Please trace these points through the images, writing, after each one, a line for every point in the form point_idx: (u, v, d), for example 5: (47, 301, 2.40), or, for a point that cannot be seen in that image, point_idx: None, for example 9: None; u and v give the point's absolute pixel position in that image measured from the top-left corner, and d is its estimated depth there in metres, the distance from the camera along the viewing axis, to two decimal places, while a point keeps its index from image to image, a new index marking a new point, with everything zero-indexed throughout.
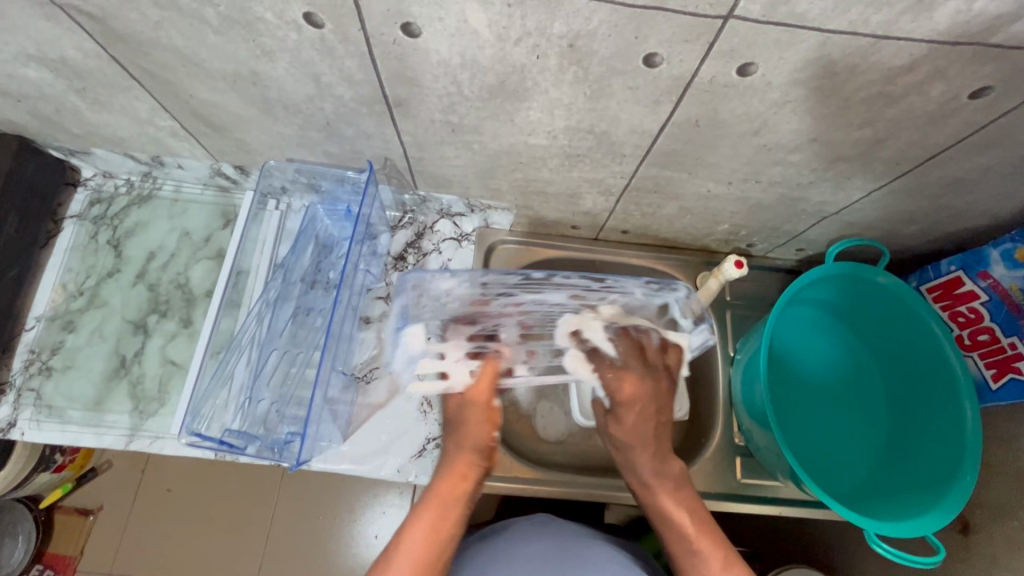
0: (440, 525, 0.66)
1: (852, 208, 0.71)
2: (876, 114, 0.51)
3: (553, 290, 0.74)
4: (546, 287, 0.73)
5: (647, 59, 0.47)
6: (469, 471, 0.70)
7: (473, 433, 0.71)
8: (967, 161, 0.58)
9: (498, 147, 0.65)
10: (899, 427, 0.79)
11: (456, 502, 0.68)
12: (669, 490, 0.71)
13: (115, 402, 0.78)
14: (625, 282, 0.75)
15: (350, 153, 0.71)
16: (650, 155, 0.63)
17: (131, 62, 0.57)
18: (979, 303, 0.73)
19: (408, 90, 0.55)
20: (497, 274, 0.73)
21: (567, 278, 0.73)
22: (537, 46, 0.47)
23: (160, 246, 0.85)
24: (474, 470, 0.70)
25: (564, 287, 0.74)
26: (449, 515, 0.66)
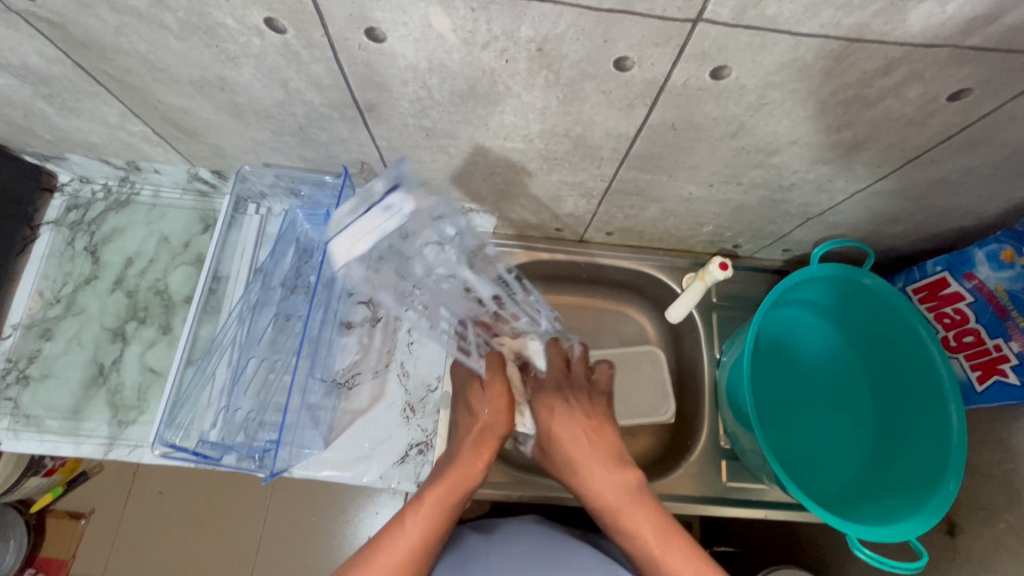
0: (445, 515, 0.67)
1: (835, 210, 0.70)
2: (854, 116, 0.50)
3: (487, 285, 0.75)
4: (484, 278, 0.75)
5: (618, 63, 0.46)
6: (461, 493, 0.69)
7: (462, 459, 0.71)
8: (949, 162, 0.57)
9: (474, 151, 0.64)
10: (885, 428, 0.78)
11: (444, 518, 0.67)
12: (633, 507, 0.68)
13: (94, 410, 0.77)
14: (538, 310, 0.85)
15: (326, 157, 0.70)
16: (629, 158, 0.62)
17: (95, 68, 0.56)
18: (964, 304, 0.72)
19: (379, 95, 0.54)
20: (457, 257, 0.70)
21: (500, 279, 0.79)
22: (505, 50, 0.46)
23: (138, 252, 0.84)
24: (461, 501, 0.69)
25: (496, 284, 0.76)
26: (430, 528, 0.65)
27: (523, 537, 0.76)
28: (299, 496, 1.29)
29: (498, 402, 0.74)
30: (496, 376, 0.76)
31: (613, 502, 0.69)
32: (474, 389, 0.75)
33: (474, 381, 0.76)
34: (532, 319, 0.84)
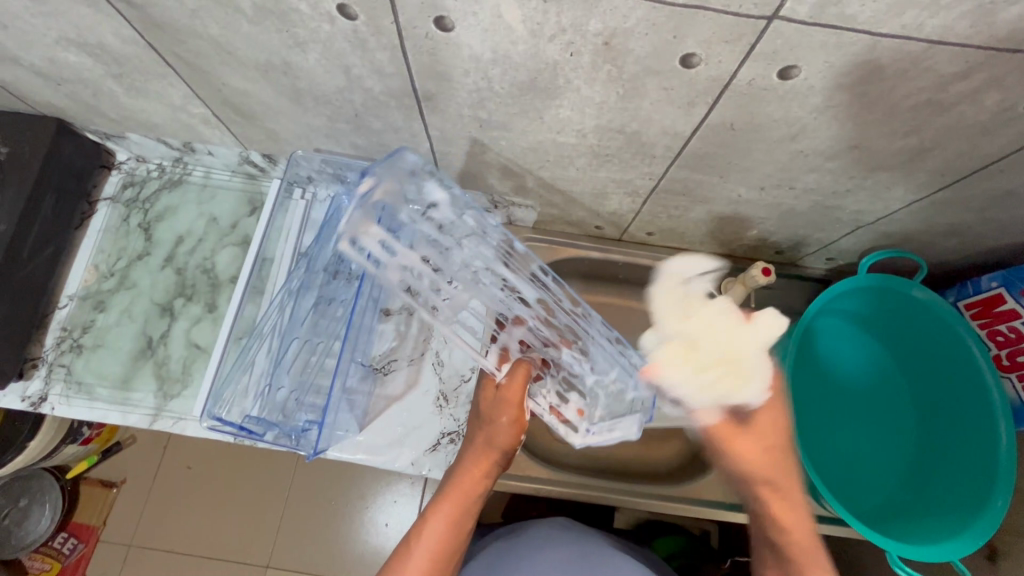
0: (457, 524, 0.70)
1: (889, 219, 0.68)
2: (924, 122, 0.49)
3: (528, 284, 0.73)
4: (523, 274, 0.73)
5: (685, 59, 0.45)
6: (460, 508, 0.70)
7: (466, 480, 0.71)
8: (1018, 174, 0.55)
9: (526, 144, 0.64)
10: (925, 445, 0.76)
11: (450, 530, 0.69)
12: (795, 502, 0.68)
13: (141, 381, 0.80)
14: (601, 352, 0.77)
15: (377, 145, 0.71)
16: (681, 157, 0.61)
17: (167, 49, 0.58)
18: (1020, 323, 0.70)
19: (438, 84, 0.54)
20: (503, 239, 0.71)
21: (549, 281, 0.74)
22: (571, 43, 0.46)
23: (188, 231, 0.87)
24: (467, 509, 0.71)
25: (539, 287, 0.74)
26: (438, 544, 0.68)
27: (552, 542, 0.77)
28: (324, 479, 1.31)
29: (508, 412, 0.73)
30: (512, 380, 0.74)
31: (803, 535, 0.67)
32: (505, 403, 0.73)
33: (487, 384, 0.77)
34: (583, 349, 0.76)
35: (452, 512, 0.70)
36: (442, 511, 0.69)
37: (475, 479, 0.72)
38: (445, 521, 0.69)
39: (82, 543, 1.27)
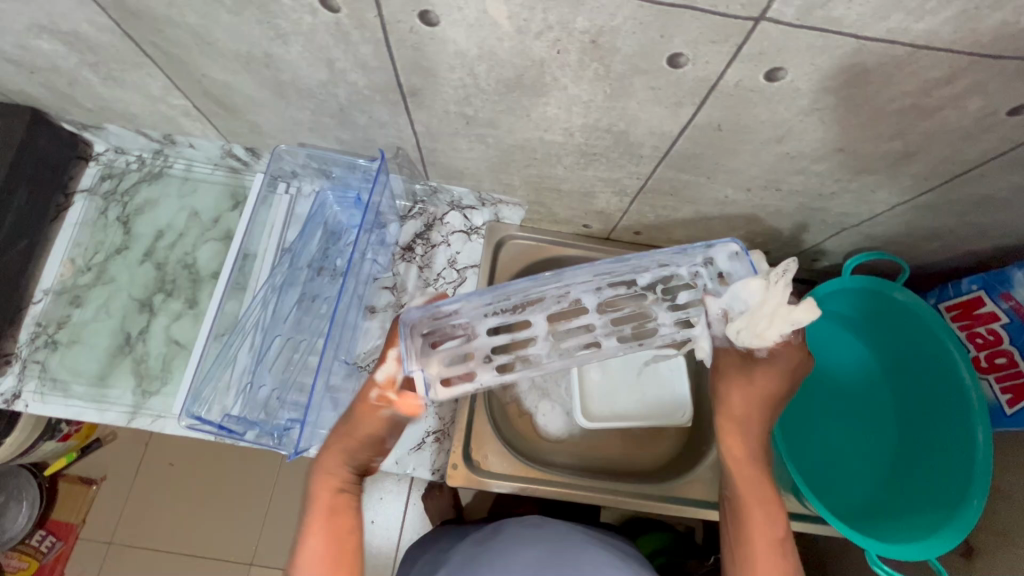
0: (340, 517, 0.53)
1: (873, 221, 0.69)
2: (909, 126, 0.49)
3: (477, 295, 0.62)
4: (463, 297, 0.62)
5: (672, 59, 0.45)
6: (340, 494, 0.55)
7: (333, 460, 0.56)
8: (997, 179, 0.56)
9: (513, 141, 0.63)
10: (908, 443, 0.77)
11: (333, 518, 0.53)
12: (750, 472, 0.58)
13: (119, 378, 0.78)
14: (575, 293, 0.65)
15: (363, 140, 0.70)
16: (668, 158, 0.61)
17: (144, 38, 0.56)
18: (999, 325, 0.71)
19: (424, 80, 0.54)
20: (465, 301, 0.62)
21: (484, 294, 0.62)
22: (558, 41, 0.45)
23: (169, 225, 0.85)
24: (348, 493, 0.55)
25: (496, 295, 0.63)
26: (332, 521, 0.53)
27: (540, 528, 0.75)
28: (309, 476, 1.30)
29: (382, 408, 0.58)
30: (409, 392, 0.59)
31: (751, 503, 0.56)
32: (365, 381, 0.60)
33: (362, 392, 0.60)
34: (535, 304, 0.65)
35: (333, 509, 0.53)
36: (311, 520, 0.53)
37: (333, 475, 0.55)
38: (322, 528, 0.52)
39: (61, 541, 1.25)
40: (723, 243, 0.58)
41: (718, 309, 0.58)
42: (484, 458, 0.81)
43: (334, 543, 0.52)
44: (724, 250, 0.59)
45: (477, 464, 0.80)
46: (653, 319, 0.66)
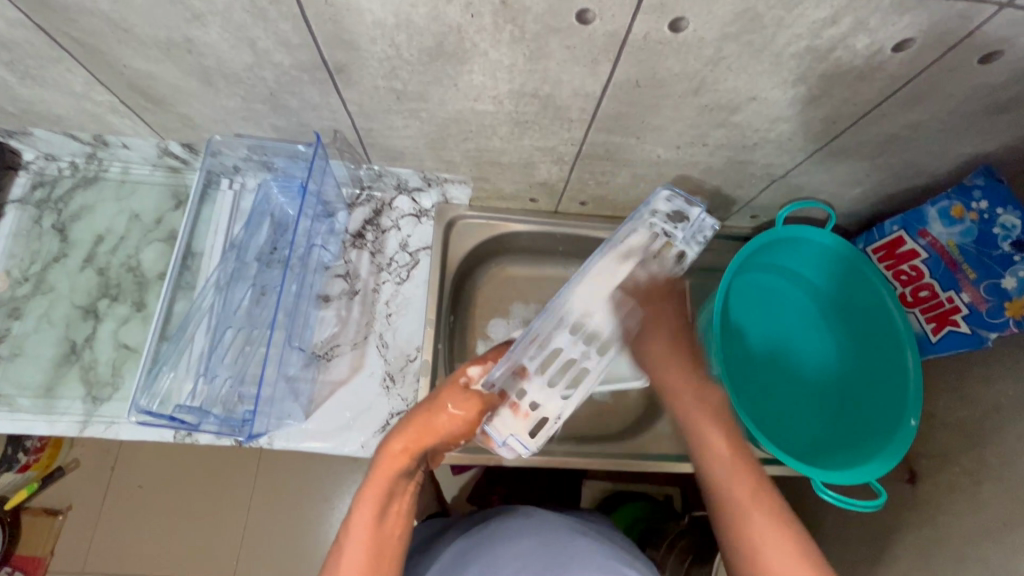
0: (391, 507, 0.59)
1: (796, 171, 0.73)
2: (808, 69, 0.53)
3: None
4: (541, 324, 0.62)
5: (580, 15, 0.47)
6: (395, 491, 0.60)
7: (393, 452, 0.61)
8: (900, 117, 0.60)
9: (446, 115, 0.65)
10: (850, 383, 0.81)
11: (390, 495, 0.59)
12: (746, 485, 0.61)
13: (68, 387, 0.76)
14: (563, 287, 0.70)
15: (298, 125, 0.70)
16: (597, 120, 0.63)
17: (56, 30, 0.55)
18: (919, 261, 0.76)
19: (347, 54, 0.54)
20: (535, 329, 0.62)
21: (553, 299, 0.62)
22: (470, 4, 0.47)
23: (109, 230, 0.83)
24: (400, 487, 0.61)
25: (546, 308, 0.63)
26: (384, 497, 0.59)
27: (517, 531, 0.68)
28: (285, 481, 1.29)
29: (467, 401, 0.64)
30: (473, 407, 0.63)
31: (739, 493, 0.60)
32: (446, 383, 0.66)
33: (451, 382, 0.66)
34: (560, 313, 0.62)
35: (387, 494, 0.59)
36: (369, 501, 0.58)
37: (392, 469, 0.60)
38: (376, 507, 0.58)
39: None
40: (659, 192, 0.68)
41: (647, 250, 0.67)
42: None
43: (382, 524, 0.58)
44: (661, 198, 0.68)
45: None
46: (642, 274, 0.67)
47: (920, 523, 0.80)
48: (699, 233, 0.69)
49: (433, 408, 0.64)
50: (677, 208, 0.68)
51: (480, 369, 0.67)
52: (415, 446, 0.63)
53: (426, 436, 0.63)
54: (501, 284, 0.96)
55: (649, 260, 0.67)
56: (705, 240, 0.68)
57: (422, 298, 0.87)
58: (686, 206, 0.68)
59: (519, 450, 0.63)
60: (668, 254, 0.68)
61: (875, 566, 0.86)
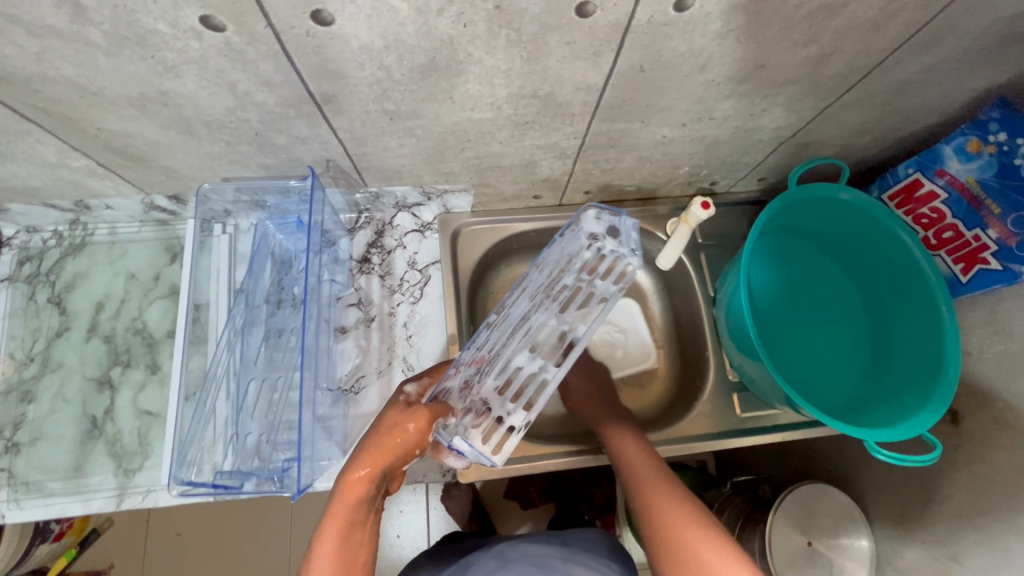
0: (356, 530, 0.51)
1: (805, 130, 0.71)
2: (819, 29, 0.50)
3: (512, 315, 0.66)
4: (508, 312, 0.67)
5: (581, 8, 0.44)
6: (359, 512, 0.52)
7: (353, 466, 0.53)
8: (913, 62, 0.57)
9: (442, 128, 0.62)
10: (879, 334, 0.81)
11: (355, 512, 0.51)
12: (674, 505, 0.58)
13: (96, 463, 0.74)
14: (532, 318, 0.64)
15: (288, 160, 0.67)
16: (599, 110, 0.60)
17: (22, 103, 0.52)
18: (940, 202, 0.74)
19: (335, 84, 0.51)
20: (484, 344, 0.65)
21: (513, 299, 0.69)
22: (462, 14, 0.44)
23: (107, 295, 0.80)
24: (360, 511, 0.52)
25: (519, 303, 0.68)
26: (350, 519, 0.51)
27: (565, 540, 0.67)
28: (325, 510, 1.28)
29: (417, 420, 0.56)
30: (421, 419, 0.55)
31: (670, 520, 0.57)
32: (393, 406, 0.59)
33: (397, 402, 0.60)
34: (523, 313, 0.66)
35: (349, 522, 0.51)
36: (329, 530, 0.50)
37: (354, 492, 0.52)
38: (341, 528, 0.50)
39: None
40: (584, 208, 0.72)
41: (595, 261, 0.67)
42: None
43: (346, 555, 0.50)
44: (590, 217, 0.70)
45: None
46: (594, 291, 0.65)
47: (968, 461, 0.80)
48: (632, 241, 0.69)
49: (381, 422, 0.56)
50: (608, 223, 0.70)
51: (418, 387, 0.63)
52: (375, 469, 0.53)
53: (384, 455, 0.54)
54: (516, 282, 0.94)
55: (580, 278, 0.65)
56: (636, 243, 0.68)
57: (439, 314, 0.84)
58: (614, 219, 0.70)
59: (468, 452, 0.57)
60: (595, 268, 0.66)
61: (926, 507, 0.86)
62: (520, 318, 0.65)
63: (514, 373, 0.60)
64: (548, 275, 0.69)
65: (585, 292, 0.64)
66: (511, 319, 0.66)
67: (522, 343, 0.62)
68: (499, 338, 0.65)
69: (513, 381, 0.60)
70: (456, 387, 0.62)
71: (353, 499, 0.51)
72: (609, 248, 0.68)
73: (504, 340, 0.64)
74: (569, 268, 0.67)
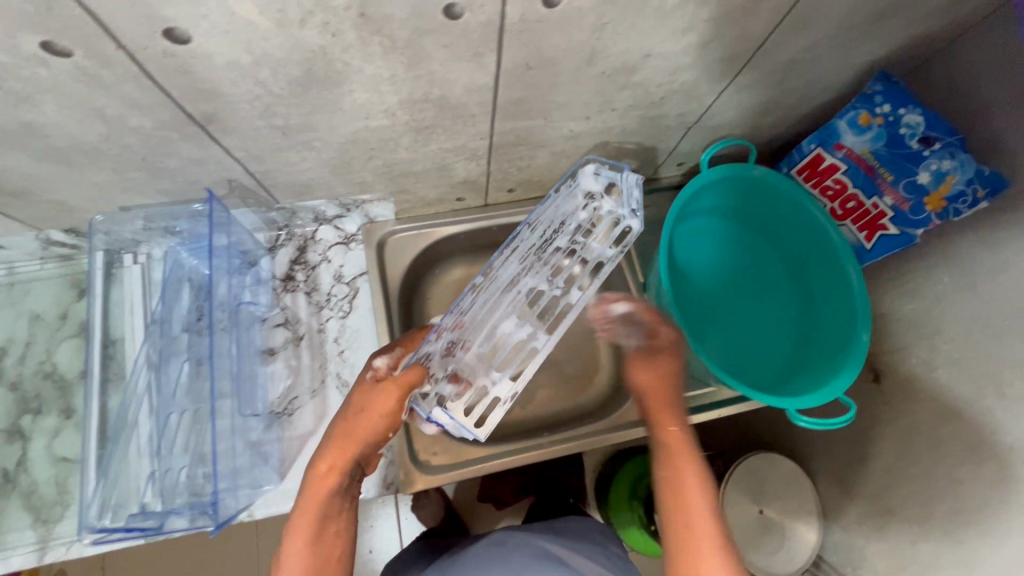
0: (331, 521, 0.54)
1: (708, 114, 0.73)
2: (695, 17, 0.51)
3: (503, 274, 0.70)
4: (498, 270, 0.71)
5: (448, 10, 0.44)
6: (331, 504, 0.55)
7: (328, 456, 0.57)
8: (793, 43, 0.59)
9: (341, 139, 0.60)
10: (803, 305, 0.84)
11: (328, 502, 0.55)
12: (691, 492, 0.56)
13: (12, 519, 0.70)
14: (523, 279, 0.68)
15: (186, 184, 0.64)
16: (499, 110, 0.60)
17: None
18: (841, 174, 0.77)
19: (212, 103, 0.49)
20: (473, 301, 0.70)
21: (501, 257, 0.72)
22: (327, 24, 0.42)
23: (10, 339, 0.75)
24: (335, 503, 0.55)
25: (506, 262, 0.71)
26: (320, 510, 0.54)
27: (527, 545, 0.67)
28: None
29: (385, 400, 0.58)
30: (386, 394, 0.58)
31: (682, 515, 0.55)
32: (361, 388, 0.61)
33: (365, 381, 0.62)
34: (512, 275, 0.69)
35: (322, 516, 0.54)
36: (301, 525, 0.53)
37: (324, 483, 0.55)
38: (312, 524, 0.53)
39: None
40: (583, 161, 0.73)
41: (595, 219, 0.69)
42: (432, 455, 0.80)
43: (320, 546, 0.53)
44: (588, 173, 0.71)
45: (428, 463, 0.80)
46: (591, 255, 0.68)
47: (892, 418, 0.85)
48: (632, 199, 0.68)
49: (353, 408, 0.59)
50: (607, 181, 0.71)
51: (386, 360, 0.64)
52: (343, 458, 0.57)
53: (350, 447, 0.57)
54: (453, 287, 0.94)
55: (573, 241, 0.68)
56: (637, 204, 0.67)
57: (370, 326, 0.83)
58: (614, 176, 0.70)
59: (448, 423, 0.62)
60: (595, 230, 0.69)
61: (861, 465, 0.90)
62: (512, 278, 0.69)
63: (500, 339, 0.66)
64: (541, 236, 0.71)
65: (579, 257, 0.67)
66: (501, 278, 0.70)
67: (511, 309, 0.67)
68: (488, 299, 0.69)
69: (505, 345, 0.66)
70: (439, 355, 0.65)
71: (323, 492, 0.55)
72: (606, 208, 0.70)
73: (494, 300, 0.68)
74: (563, 228, 0.70)
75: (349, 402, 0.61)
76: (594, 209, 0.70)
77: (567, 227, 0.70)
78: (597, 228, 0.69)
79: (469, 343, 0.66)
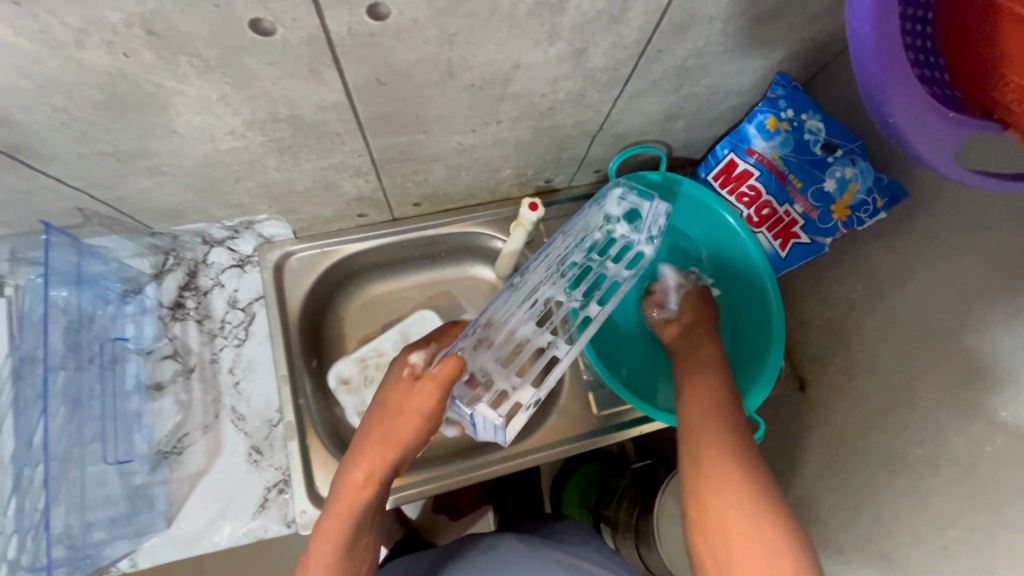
0: (354, 524, 0.59)
1: (610, 122, 0.69)
2: (555, 25, 0.47)
3: (523, 281, 0.68)
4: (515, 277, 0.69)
5: (255, 26, 0.39)
6: (359, 508, 0.59)
7: (362, 460, 0.60)
8: (677, 48, 0.56)
9: (193, 163, 0.55)
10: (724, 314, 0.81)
11: (354, 508, 0.59)
12: (719, 480, 0.54)
13: None
14: (542, 289, 0.68)
15: (26, 212, 0.60)
16: (366, 126, 0.56)
17: None
18: (755, 180, 0.73)
19: (14, 131, 0.44)
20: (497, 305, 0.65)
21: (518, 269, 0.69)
22: (112, 44, 0.38)
23: None
24: (364, 507, 0.59)
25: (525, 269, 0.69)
26: (346, 517, 0.59)
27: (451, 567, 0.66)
28: None
29: (417, 399, 0.59)
30: (430, 384, 0.58)
31: (705, 497, 0.54)
32: (400, 384, 0.61)
33: (402, 374, 0.62)
34: (534, 282, 0.69)
35: (347, 524, 0.59)
36: (330, 531, 0.58)
37: (353, 489, 0.60)
38: (342, 529, 0.58)
39: None
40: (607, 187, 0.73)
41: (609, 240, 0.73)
42: None
43: (349, 551, 0.59)
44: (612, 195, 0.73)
45: None
46: (615, 272, 0.70)
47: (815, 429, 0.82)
48: (656, 224, 0.72)
49: (386, 412, 0.61)
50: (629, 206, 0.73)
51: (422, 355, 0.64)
52: (375, 460, 0.60)
53: (389, 450, 0.60)
54: (368, 308, 0.89)
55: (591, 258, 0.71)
56: (658, 230, 0.72)
57: (268, 354, 0.78)
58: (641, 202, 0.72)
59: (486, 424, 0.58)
60: (609, 249, 0.72)
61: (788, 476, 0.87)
62: (530, 287, 0.68)
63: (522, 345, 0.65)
64: (563, 247, 0.71)
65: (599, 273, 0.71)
66: (519, 284, 0.68)
67: (527, 319, 0.68)
68: (512, 305, 0.67)
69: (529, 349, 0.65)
70: (470, 347, 0.62)
71: (351, 501, 0.59)
72: (621, 232, 0.73)
73: (513, 304, 0.67)
74: (581, 245, 0.72)
75: (384, 399, 0.62)
76: (610, 231, 0.73)
77: (587, 243, 0.72)
78: (615, 247, 0.72)
79: (495, 347, 0.64)
